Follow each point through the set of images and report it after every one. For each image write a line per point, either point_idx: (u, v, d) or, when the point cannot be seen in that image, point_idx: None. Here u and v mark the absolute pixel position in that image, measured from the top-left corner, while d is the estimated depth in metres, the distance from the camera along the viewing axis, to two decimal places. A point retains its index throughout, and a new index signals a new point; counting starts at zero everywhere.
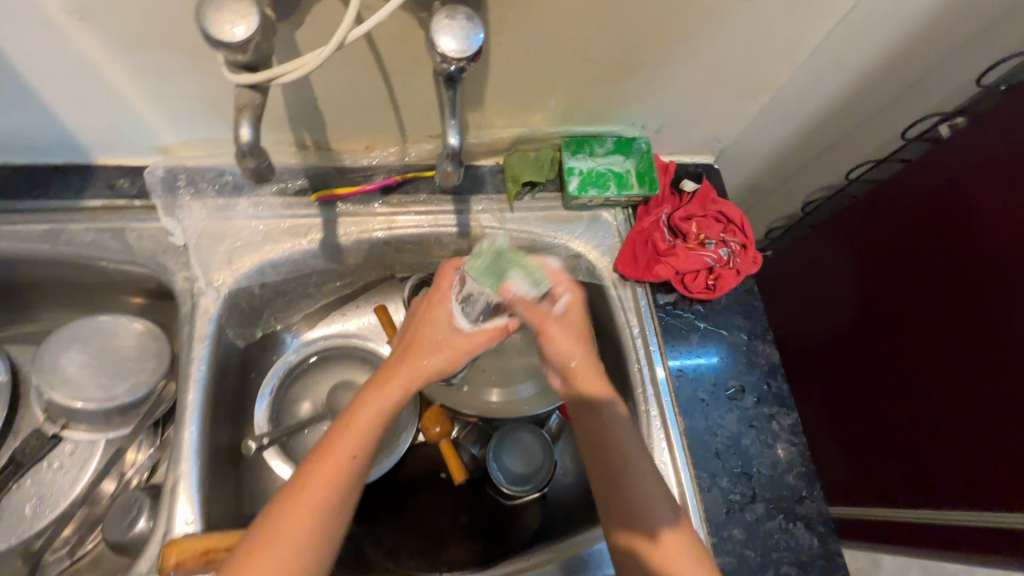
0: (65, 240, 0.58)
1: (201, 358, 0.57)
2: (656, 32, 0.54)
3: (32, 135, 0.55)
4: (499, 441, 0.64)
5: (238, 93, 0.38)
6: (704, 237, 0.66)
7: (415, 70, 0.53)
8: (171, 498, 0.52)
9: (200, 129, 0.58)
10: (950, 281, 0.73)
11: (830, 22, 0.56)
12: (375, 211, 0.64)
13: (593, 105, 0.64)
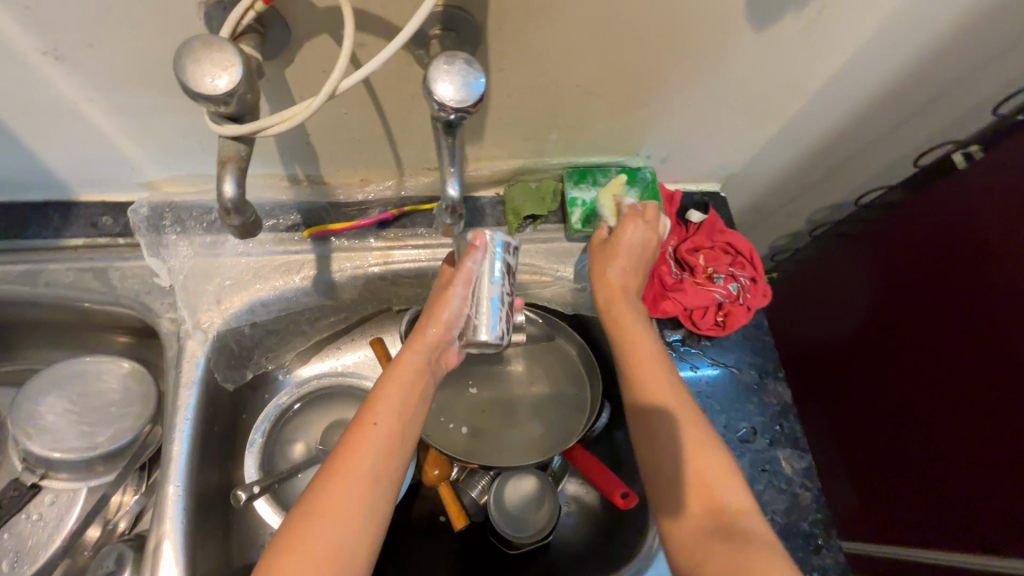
0: (44, 280, 0.55)
1: (188, 406, 0.54)
2: (664, 64, 0.52)
3: (9, 170, 0.52)
4: (499, 488, 0.61)
5: (221, 144, 0.35)
6: (712, 272, 0.64)
7: (412, 105, 0.51)
8: (154, 559, 0.49)
9: (187, 165, 0.55)
10: (963, 315, 0.72)
11: (844, 52, 0.54)
12: (370, 246, 0.62)
13: (597, 136, 0.61)
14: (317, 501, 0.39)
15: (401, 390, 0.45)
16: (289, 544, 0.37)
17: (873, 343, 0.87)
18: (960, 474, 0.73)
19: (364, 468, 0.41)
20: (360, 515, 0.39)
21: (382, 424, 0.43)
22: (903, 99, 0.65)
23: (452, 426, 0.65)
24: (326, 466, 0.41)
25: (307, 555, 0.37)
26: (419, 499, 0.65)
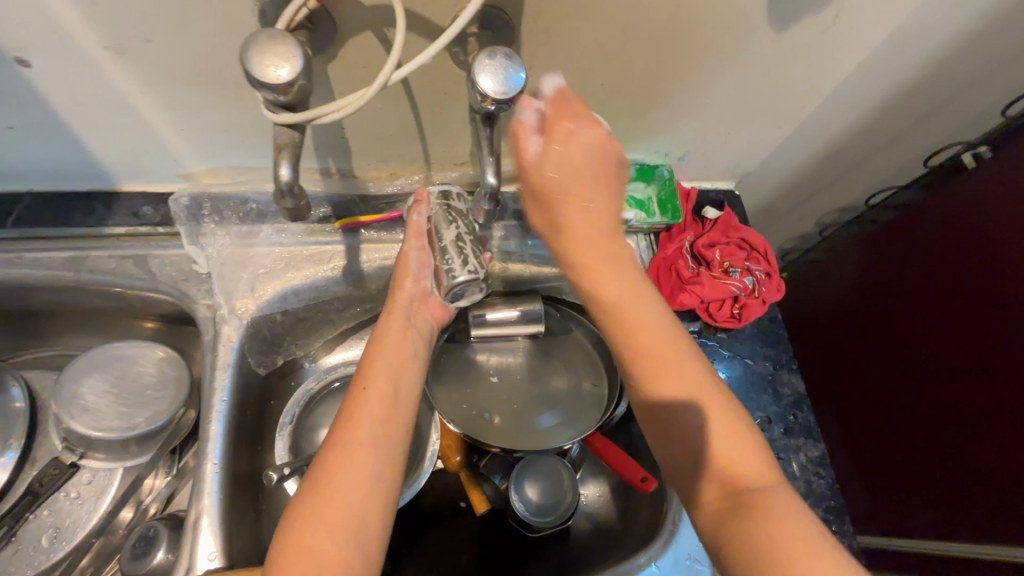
0: (87, 267, 0.58)
1: (224, 388, 0.56)
2: (685, 64, 0.54)
3: (59, 161, 0.55)
4: (520, 472, 0.63)
5: (277, 131, 0.38)
6: (728, 266, 0.66)
7: (444, 101, 0.53)
8: (193, 533, 0.51)
9: (226, 158, 0.58)
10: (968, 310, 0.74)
11: (859, 54, 0.56)
12: (398, 238, 0.64)
13: (618, 134, 0.63)
14: (321, 474, 0.41)
15: (385, 362, 0.48)
16: (303, 515, 0.39)
17: (881, 342, 0.88)
18: (972, 468, 0.74)
19: (362, 438, 0.43)
20: (366, 480, 0.41)
21: (372, 394, 0.45)
22: (914, 102, 0.68)
23: (477, 412, 0.65)
24: (325, 444, 0.43)
25: (321, 522, 0.39)
26: (440, 484, 0.67)
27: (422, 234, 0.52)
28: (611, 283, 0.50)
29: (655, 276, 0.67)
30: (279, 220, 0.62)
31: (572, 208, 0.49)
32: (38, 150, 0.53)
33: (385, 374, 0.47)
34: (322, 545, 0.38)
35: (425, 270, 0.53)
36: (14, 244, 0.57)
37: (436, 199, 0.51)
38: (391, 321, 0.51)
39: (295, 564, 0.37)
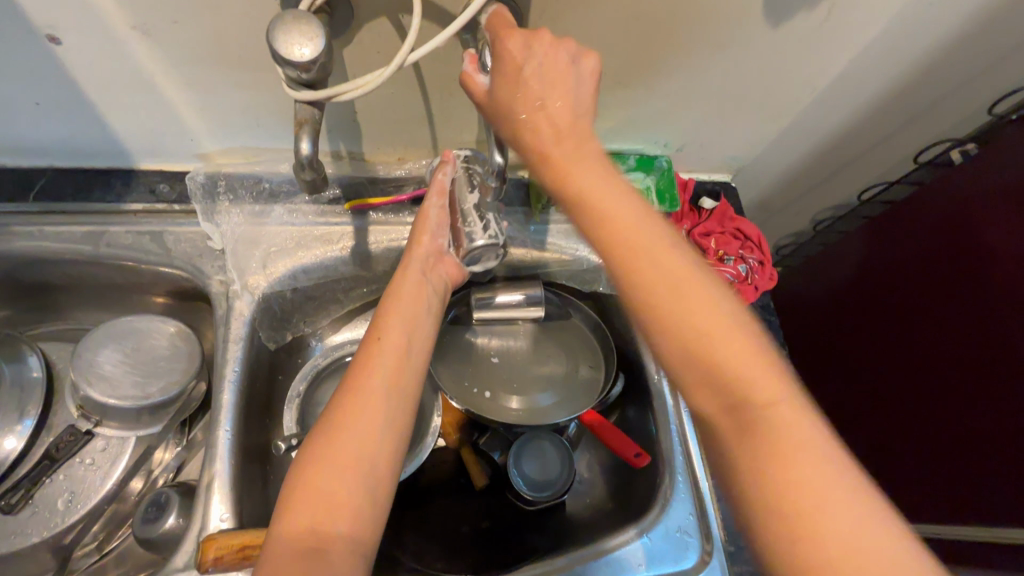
0: (106, 241, 0.60)
1: (236, 359, 0.59)
2: (684, 57, 0.56)
3: (82, 138, 0.57)
4: (519, 449, 0.65)
5: (298, 108, 0.41)
6: (723, 254, 0.69)
7: (453, 87, 0.55)
8: (205, 496, 0.53)
9: (241, 139, 0.60)
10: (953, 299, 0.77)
11: (850, 51, 0.59)
12: (404, 220, 0.66)
13: (619, 125, 0.66)
14: (334, 416, 0.43)
15: (401, 316, 0.50)
16: (316, 455, 0.41)
17: (873, 335, 0.91)
18: (963, 452, 0.76)
19: (376, 385, 0.45)
20: (377, 424, 0.43)
21: (386, 344, 0.48)
22: (905, 101, 0.70)
23: (477, 390, 0.68)
24: (340, 389, 0.45)
25: (333, 460, 0.41)
26: (441, 460, 0.69)
27: (444, 194, 0.56)
28: (578, 172, 0.42)
29: None
30: (291, 200, 0.64)
31: (531, 111, 0.43)
32: (63, 126, 0.55)
33: (400, 326, 0.49)
34: (333, 482, 0.40)
35: (443, 229, 0.57)
36: (36, 218, 0.60)
37: (461, 163, 0.55)
38: (408, 277, 0.54)
39: (307, 499, 0.39)
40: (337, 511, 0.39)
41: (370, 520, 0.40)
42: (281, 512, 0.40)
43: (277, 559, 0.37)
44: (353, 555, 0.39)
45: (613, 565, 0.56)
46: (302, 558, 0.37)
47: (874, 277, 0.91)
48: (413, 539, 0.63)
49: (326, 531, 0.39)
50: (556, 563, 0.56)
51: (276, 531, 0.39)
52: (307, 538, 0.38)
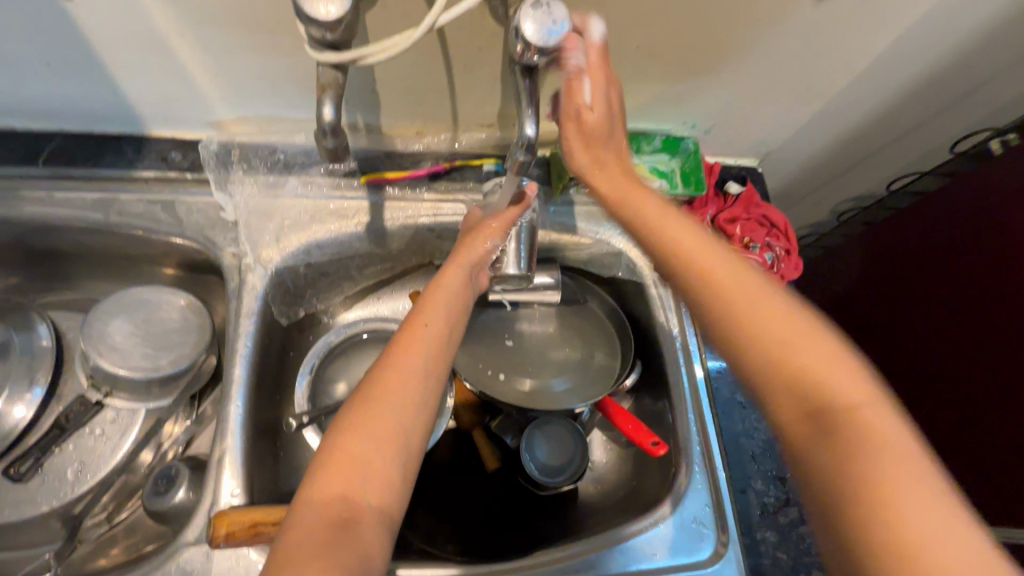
0: (117, 209, 0.59)
1: (248, 334, 0.58)
2: (721, 33, 0.54)
3: (92, 101, 0.56)
4: (531, 433, 0.64)
5: (321, 72, 0.40)
6: (749, 241, 0.66)
7: (478, 59, 0.53)
8: (216, 471, 0.52)
9: (257, 108, 0.58)
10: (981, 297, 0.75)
11: (895, 31, 0.56)
12: (421, 196, 0.64)
13: (646, 103, 0.63)
14: (373, 386, 0.42)
15: (445, 300, 0.50)
16: (351, 422, 0.40)
17: (896, 329, 0.89)
18: (974, 452, 0.75)
19: (418, 360, 0.44)
20: (419, 399, 0.42)
21: (432, 325, 0.47)
22: (945, 88, 0.67)
23: (490, 372, 0.67)
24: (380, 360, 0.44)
25: (372, 430, 0.40)
26: (452, 442, 0.68)
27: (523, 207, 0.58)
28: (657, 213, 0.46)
29: None
30: (306, 172, 0.63)
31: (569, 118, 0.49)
32: (73, 87, 0.54)
33: (445, 309, 0.49)
34: (370, 453, 0.39)
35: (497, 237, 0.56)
36: (46, 182, 0.58)
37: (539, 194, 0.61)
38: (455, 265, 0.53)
39: (341, 466, 0.38)
40: (371, 482, 0.38)
41: (398, 497, 0.39)
42: (311, 476, 0.38)
43: (304, 524, 0.36)
44: (381, 529, 0.37)
45: (626, 553, 0.55)
46: (332, 527, 0.35)
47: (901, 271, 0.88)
48: (421, 514, 0.63)
49: (356, 501, 0.37)
50: (568, 549, 0.55)
51: (304, 495, 0.37)
52: (338, 507, 0.37)
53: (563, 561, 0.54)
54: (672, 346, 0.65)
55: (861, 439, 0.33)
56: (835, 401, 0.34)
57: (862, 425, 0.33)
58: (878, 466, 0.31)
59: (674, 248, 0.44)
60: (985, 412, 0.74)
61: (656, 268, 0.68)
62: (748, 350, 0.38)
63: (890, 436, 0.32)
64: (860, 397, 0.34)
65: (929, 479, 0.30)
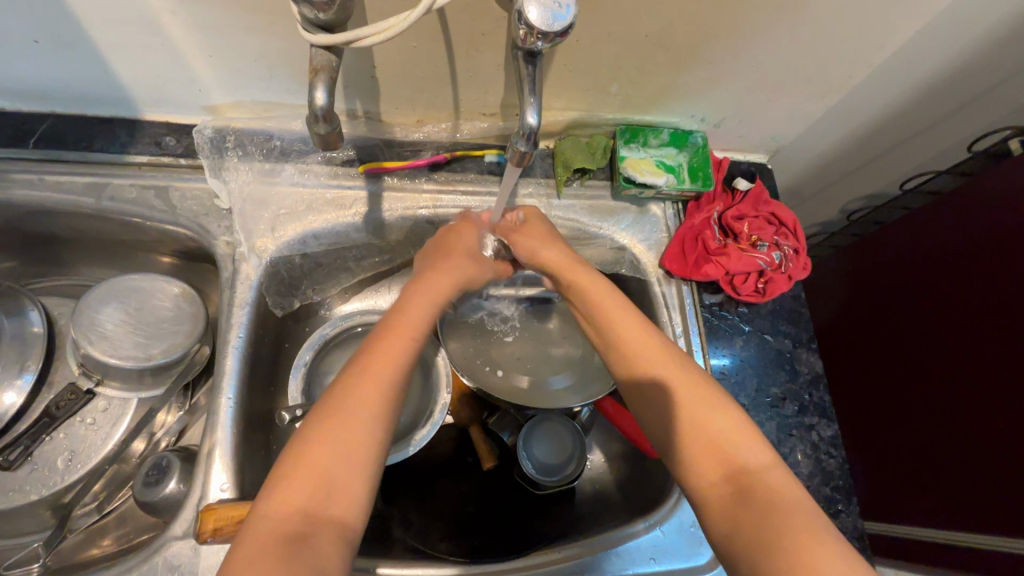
0: (109, 194, 0.58)
1: (241, 324, 0.57)
2: (733, 23, 0.52)
3: (84, 82, 0.54)
4: (529, 431, 0.63)
5: (315, 53, 0.39)
6: (756, 239, 0.65)
7: (479, 45, 0.51)
8: (206, 464, 0.52)
9: (252, 92, 0.57)
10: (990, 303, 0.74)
11: (916, 22, 0.54)
12: (420, 187, 0.63)
13: (654, 95, 0.61)
14: (340, 394, 0.41)
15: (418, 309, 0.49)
16: (315, 430, 0.39)
17: (904, 331, 0.87)
18: (977, 459, 0.73)
19: (388, 365, 0.43)
20: (386, 406, 0.42)
21: (405, 332, 0.46)
22: (964, 85, 0.65)
23: (488, 368, 0.66)
24: (349, 364, 0.44)
25: (336, 438, 0.39)
26: (448, 438, 0.67)
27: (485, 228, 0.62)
28: (600, 297, 0.54)
29: (679, 246, 0.65)
30: (303, 160, 0.61)
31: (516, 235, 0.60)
32: (64, 67, 0.52)
33: (421, 315, 0.49)
34: (333, 462, 0.38)
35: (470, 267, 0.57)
36: (37, 165, 0.57)
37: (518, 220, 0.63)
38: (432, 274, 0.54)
39: (303, 475, 0.37)
40: (333, 493, 0.37)
41: (361, 507, 0.38)
42: (272, 485, 0.37)
43: (260, 534, 0.35)
44: (341, 539, 0.36)
45: (623, 555, 0.55)
46: (288, 539, 0.35)
47: (912, 272, 0.87)
48: (416, 514, 0.61)
49: (318, 513, 0.36)
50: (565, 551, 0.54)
51: (264, 505, 0.36)
52: (297, 518, 0.36)
53: (559, 563, 0.54)
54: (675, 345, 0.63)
55: (764, 512, 0.38)
56: (758, 477, 0.40)
57: (777, 498, 0.38)
58: (785, 539, 0.36)
59: (617, 343, 0.51)
60: (990, 419, 0.72)
61: (661, 265, 0.66)
62: (667, 430, 0.45)
63: (795, 511, 0.38)
64: (758, 459, 0.41)
65: (829, 537, 0.36)
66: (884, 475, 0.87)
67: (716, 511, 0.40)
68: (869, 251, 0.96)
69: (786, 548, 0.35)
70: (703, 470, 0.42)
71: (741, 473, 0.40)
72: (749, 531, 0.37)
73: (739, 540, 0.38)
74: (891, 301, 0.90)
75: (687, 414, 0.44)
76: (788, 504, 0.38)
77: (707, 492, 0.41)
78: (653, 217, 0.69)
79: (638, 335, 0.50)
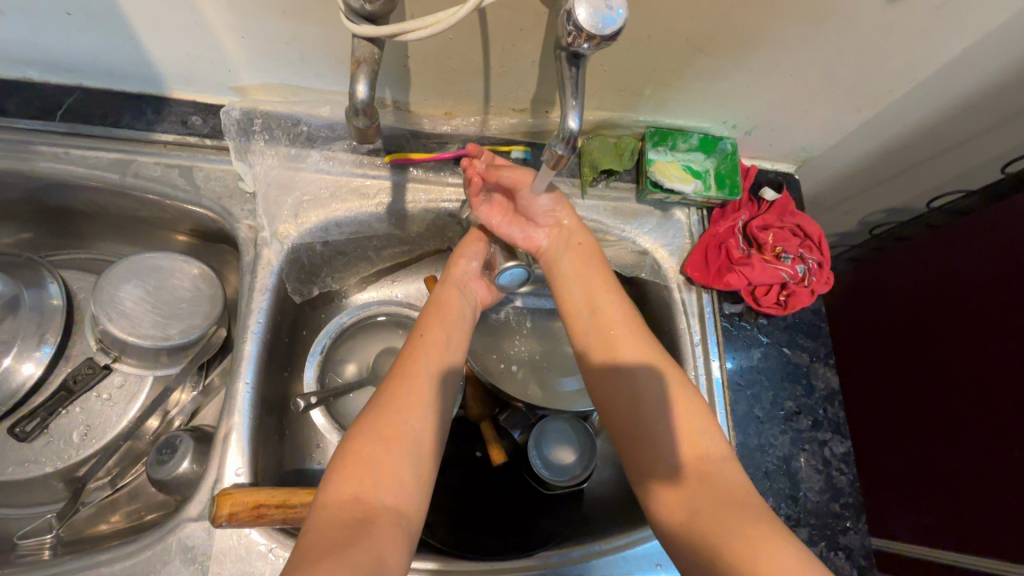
0: (133, 171, 0.57)
1: (260, 310, 0.56)
2: (775, 32, 0.50)
3: (113, 57, 0.54)
4: (539, 433, 0.63)
5: (357, 45, 0.39)
6: (781, 251, 0.64)
7: (516, 41, 0.50)
8: (222, 448, 0.52)
9: (283, 76, 0.56)
10: (989, 334, 0.76)
11: (963, 41, 0.52)
12: (445, 179, 0.62)
13: (687, 99, 0.60)
14: (384, 403, 0.46)
15: (440, 317, 0.55)
16: (365, 432, 0.44)
17: (920, 352, 0.87)
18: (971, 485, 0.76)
19: (420, 372, 0.49)
20: (425, 411, 0.46)
21: (428, 336, 0.52)
22: (1003, 107, 0.63)
23: (503, 365, 0.67)
24: (386, 383, 0.49)
25: (381, 437, 0.43)
26: (459, 434, 0.66)
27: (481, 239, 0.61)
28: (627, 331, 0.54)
29: (702, 253, 0.65)
30: (328, 147, 0.61)
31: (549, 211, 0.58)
32: (94, 41, 0.52)
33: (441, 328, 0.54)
34: (382, 457, 0.42)
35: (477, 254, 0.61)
36: (63, 138, 0.57)
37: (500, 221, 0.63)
38: (446, 287, 0.59)
39: (355, 466, 0.41)
40: (382, 484, 0.41)
41: (410, 497, 0.42)
42: (326, 486, 0.41)
43: (322, 527, 0.38)
44: (395, 529, 0.40)
45: (628, 561, 0.55)
46: (348, 525, 0.38)
47: (934, 292, 0.86)
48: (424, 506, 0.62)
49: (371, 501, 0.40)
50: (570, 554, 0.55)
51: (319, 504, 0.40)
52: (353, 507, 0.39)
53: (564, 563, 0.55)
54: (693, 354, 0.63)
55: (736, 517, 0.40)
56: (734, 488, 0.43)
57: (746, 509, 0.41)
58: (751, 545, 0.39)
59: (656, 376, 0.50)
60: (986, 446, 0.74)
61: (682, 272, 0.66)
62: (659, 442, 0.46)
63: (762, 513, 0.40)
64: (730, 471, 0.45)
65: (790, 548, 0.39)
66: (887, 495, 0.88)
67: (687, 509, 0.42)
68: (890, 267, 0.95)
69: (747, 552, 0.39)
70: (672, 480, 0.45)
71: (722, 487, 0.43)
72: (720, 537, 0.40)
73: (707, 548, 0.41)
74: (909, 321, 0.90)
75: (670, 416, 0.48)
76: (755, 509, 0.41)
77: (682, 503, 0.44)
78: (677, 222, 0.68)
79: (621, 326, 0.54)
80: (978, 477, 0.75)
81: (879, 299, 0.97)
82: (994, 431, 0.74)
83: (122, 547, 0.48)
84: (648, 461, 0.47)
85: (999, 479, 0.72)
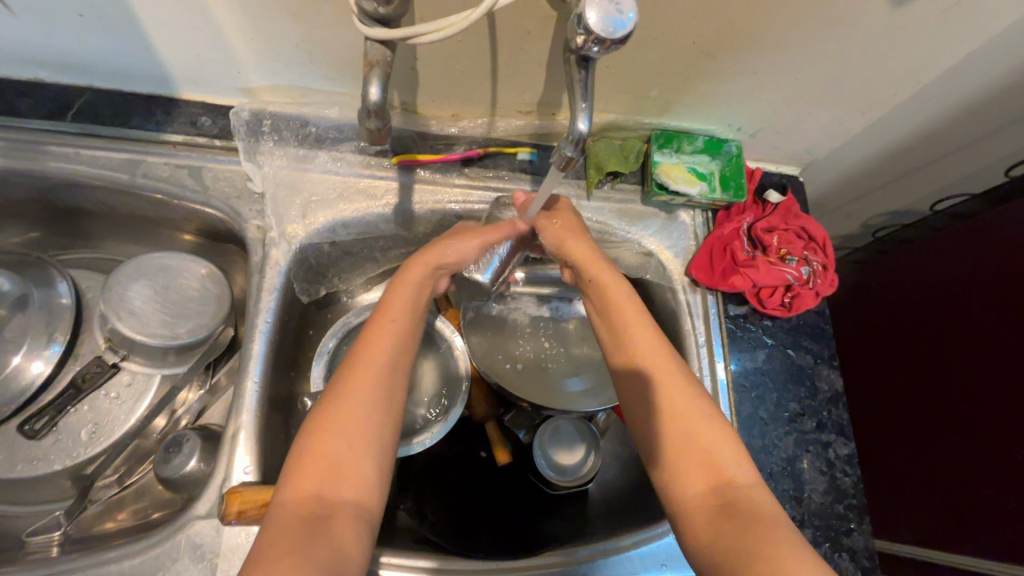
0: (143, 171, 0.58)
1: (268, 309, 0.57)
2: (781, 37, 0.51)
3: (125, 58, 0.54)
4: (542, 433, 0.64)
5: (369, 47, 0.40)
6: (786, 253, 0.64)
7: (524, 43, 0.50)
8: (230, 446, 0.52)
9: (291, 77, 0.56)
10: (988, 338, 0.77)
11: (966, 47, 0.53)
12: (451, 181, 0.63)
13: (694, 102, 0.61)
14: (340, 394, 0.44)
15: (406, 298, 0.51)
16: (323, 423, 0.42)
17: (921, 356, 0.87)
18: (969, 487, 0.76)
19: (379, 359, 0.46)
20: (383, 401, 0.44)
21: (397, 321, 0.49)
22: (1008, 112, 0.64)
23: (509, 365, 0.67)
24: (342, 369, 0.46)
25: (341, 432, 0.42)
26: (464, 434, 0.67)
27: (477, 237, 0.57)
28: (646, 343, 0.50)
29: (707, 255, 0.65)
30: (336, 148, 0.61)
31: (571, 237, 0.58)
32: (106, 43, 0.52)
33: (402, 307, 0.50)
34: (341, 455, 0.41)
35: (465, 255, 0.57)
36: (73, 138, 0.57)
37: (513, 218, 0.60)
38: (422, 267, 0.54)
39: (314, 464, 0.41)
40: (343, 482, 0.41)
41: (372, 491, 0.41)
42: (285, 482, 0.40)
43: (280, 524, 0.38)
44: (357, 525, 0.40)
45: (634, 560, 0.56)
46: (305, 523, 0.38)
47: (935, 295, 0.86)
48: (430, 505, 0.62)
49: (332, 498, 0.40)
50: (576, 553, 0.55)
51: (280, 500, 0.40)
52: (310, 506, 0.39)
53: (569, 563, 0.55)
54: (697, 354, 0.63)
55: (748, 525, 0.40)
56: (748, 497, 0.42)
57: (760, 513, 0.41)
58: (762, 544, 0.38)
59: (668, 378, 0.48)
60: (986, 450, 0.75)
61: (687, 274, 0.66)
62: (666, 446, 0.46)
63: (773, 522, 0.40)
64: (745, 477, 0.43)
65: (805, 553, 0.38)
66: (890, 498, 0.89)
67: (695, 516, 0.42)
68: (895, 269, 0.95)
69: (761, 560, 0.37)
70: (680, 482, 0.44)
71: (727, 487, 0.43)
72: (732, 545, 0.39)
73: (723, 554, 0.40)
74: (911, 323, 0.91)
75: (677, 420, 0.46)
76: (765, 519, 0.40)
77: (693, 509, 0.43)
78: (682, 224, 0.68)
79: (647, 334, 0.51)
80: (977, 481, 0.75)
81: (881, 302, 0.98)
82: (994, 434, 0.74)
83: (130, 544, 0.49)
84: (653, 456, 0.47)
85: (999, 483, 0.72)
